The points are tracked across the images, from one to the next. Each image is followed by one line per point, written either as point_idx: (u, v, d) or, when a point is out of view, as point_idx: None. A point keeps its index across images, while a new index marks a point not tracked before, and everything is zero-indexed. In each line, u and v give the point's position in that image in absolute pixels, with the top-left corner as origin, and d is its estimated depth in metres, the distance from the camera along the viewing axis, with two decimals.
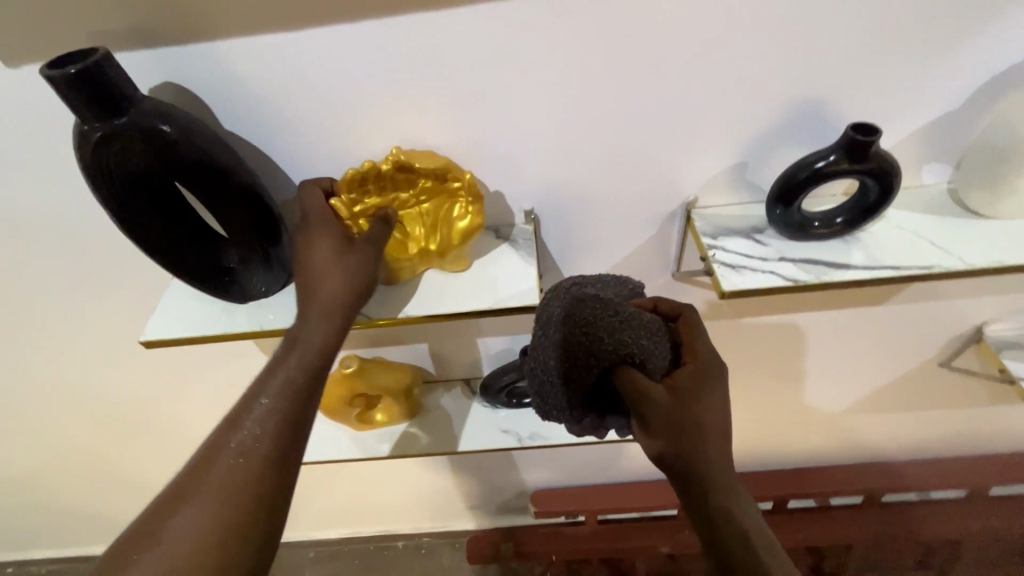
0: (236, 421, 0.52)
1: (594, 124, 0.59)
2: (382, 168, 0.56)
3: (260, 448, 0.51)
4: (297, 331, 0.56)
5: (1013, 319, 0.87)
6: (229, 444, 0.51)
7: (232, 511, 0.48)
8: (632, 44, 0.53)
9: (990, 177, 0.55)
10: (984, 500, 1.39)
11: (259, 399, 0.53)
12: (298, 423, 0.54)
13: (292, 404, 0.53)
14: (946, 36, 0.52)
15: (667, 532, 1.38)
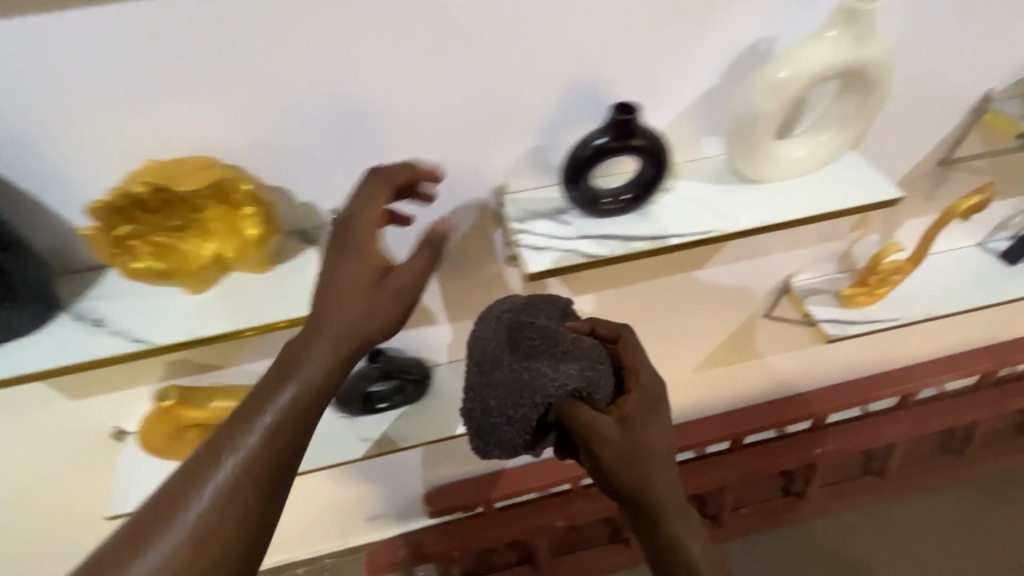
0: (224, 453, 0.47)
1: (382, 116, 0.57)
2: (134, 194, 0.48)
3: (236, 490, 0.46)
4: (297, 356, 0.52)
5: (813, 269, 0.98)
6: (209, 478, 0.46)
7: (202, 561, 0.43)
8: (401, 32, 0.52)
9: (748, 149, 0.61)
10: (827, 427, 1.59)
11: (265, 419, 0.49)
12: (288, 457, 0.49)
13: (291, 436, 0.49)
14: (689, 20, 0.56)
15: (561, 507, 1.43)
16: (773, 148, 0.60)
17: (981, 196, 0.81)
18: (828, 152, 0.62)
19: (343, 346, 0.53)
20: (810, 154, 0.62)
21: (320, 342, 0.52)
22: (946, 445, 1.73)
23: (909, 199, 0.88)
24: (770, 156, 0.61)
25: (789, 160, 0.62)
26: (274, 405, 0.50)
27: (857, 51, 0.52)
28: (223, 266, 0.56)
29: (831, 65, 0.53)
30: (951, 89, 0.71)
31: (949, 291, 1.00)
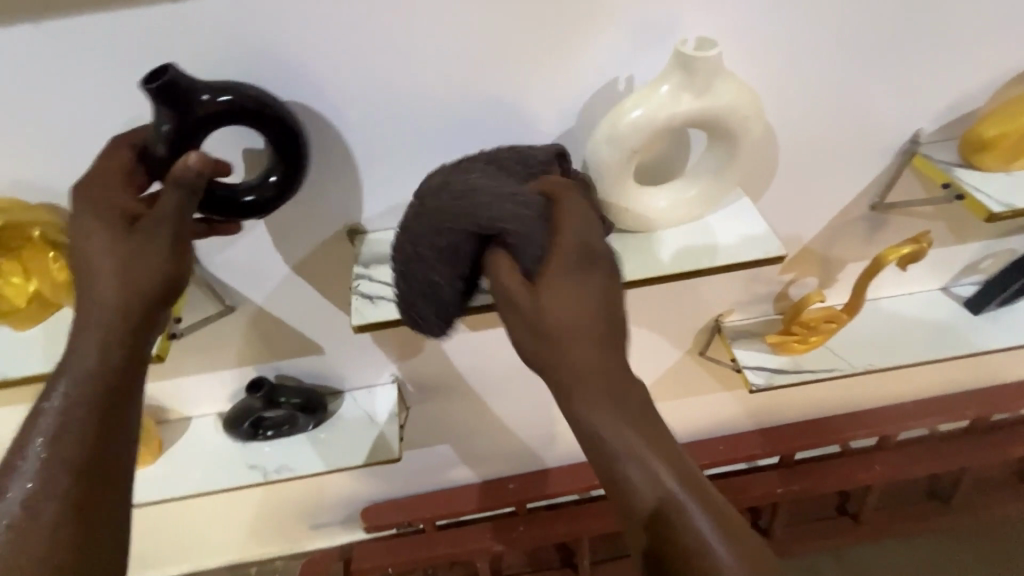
0: (31, 419, 0.46)
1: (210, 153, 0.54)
2: None
3: (50, 447, 0.44)
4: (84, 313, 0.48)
5: (745, 310, 0.91)
6: (31, 435, 0.45)
7: (31, 510, 0.42)
8: (215, 69, 0.49)
9: (604, 202, 0.54)
10: (796, 465, 1.50)
11: (45, 388, 0.46)
12: (100, 414, 0.46)
13: (87, 394, 0.46)
14: (533, 60, 0.52)
15: (502, 531, 1.39)
16: (635, 201, 0.55)
17: (914, 246, 0.73)
18: (699, 206, 0.56)
19: (106, 307, 0.47)
20: (677, 207, 0.57)
21: (86, 302, 0.48)
22: (932, 490, 1.61)
23: (845, 243, 0.81)
24: (632, 209, 0.55)
25: (652, 214, 0.56)
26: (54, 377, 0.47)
27: (700, 101, 0.47)
28: (47, 305, 0.55)
29: (673, 115, 0.47)
30: (869, 131, 0.64)
31: (899, 341, 0.92)
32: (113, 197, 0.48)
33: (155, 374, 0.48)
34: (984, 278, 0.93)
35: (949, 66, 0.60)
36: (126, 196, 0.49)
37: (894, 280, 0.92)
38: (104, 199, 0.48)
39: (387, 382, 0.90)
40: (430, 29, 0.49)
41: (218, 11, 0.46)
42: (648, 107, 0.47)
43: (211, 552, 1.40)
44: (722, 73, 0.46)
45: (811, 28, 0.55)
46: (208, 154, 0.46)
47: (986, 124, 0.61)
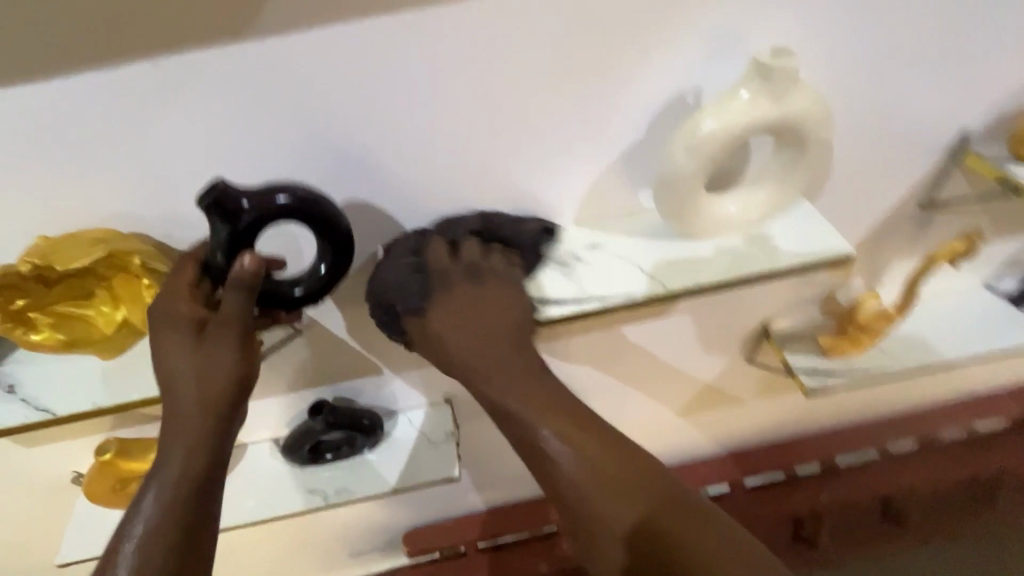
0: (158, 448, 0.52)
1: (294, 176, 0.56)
2: (24, 270, 0.49)
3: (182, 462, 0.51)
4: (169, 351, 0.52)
5: (794, 314, 0.91)
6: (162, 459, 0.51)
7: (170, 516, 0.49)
8: (307, 96, 0.52)
9: (678, 207, 0.56)
10: (838, 472, 1.48)
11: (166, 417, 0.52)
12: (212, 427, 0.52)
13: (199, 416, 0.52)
14: (604, 74, 0.55)
15: (545, 550, 1.37)
16: (707, 207, 0.57)
17: (966, 242, 0.74)
18: (768, 208, 0.58)
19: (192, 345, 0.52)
20: (746, 211, 0.58)
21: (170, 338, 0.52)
22: (975, 493, 1.58)
23: (893, 242, 0.82)
24: (703, 214, 0.57)
25: (722, 219, 0.58)
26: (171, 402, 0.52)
27: (777, 106, 0.49)
28: (133, 331, 0.56)
29: (752, 122, 0.49)
30: (921, 130, 0.66)
31: (947, 339, 0.92)
32: (175, 298, 0.52)
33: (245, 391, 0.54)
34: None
35: (996, 64, 0.62)
36: (189, 303, 0.52)
37: (937, 278, 0.93)
38: (172, 307, 0.52)
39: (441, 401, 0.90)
40: (509, 48, 0.53)
41: (316, 40, 0.50)
42: (724, 116, 0.49)
43: None
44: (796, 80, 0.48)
45: (867, 33, 0.57)
46: (260, 260, 0.50)
47: None
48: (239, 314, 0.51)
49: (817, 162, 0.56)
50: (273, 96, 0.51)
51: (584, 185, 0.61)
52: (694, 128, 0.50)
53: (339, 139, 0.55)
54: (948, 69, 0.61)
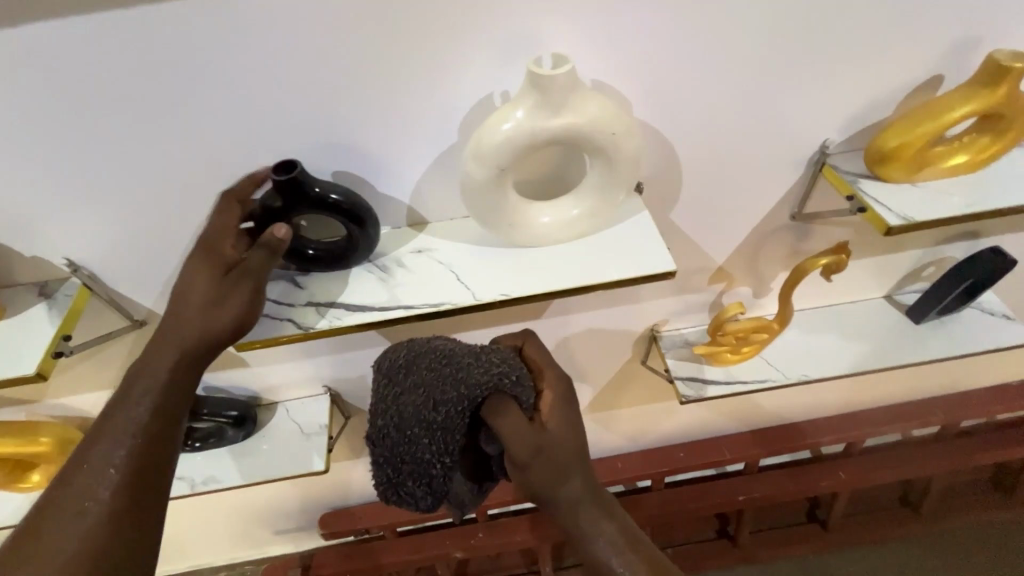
0: (112, 413, 0.52)
1: (101, 165, 0.56)
2: None
3: (137, 433, 0.51)
4: (170, 317, 0.54)
5: (682, 320, 0.90)
6: (114, 425, 0.51)
7: (111, 486, 0.49)
8: (98, 88, 0.51)
9: (488, 211, 0.53)
10: (763, 472, 1.48)
11: (133, 386, 0.53)
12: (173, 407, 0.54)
13: (164, 393, 0.53)
14: (410, 75, 0.53)
15: (460, 538, 1.39)
16: (520, 218, 0.54)
17: (832, 257, 0.72)
18: (582, 226, 0.56)
19: (194, 318, 0.52)
20: (563, 223, 0.56)
21: (175, 307, 0.53)
22: (904, 497, 1.59)
23: (771, 253, 0.80)
24: (517, 226, 0.55)
25: (535, 229, 0.55)
26: (147, 373, 0.53)
27: (558, 118, 0.47)
28: None
29: (535, 135, 0.47)
30: (769, 139, 0.64)
31: (833, 352, 0.91)
32: (221, 246, 0.54)
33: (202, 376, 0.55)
34: (925, 286, 0.92)
35: (843, 73, 0.59)
36: (233, 248, 0.55)
37: (830, 288, 0.92)
38: (216, 246, 0.54)
39: (320, 393, 0.90)
40: (303, 45, 0.51)
41: (93, 33, 0.48)
42: (520, 119, 0.47)
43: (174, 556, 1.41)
44: (579, 92, 0.46)
45: (688, 36, 0.55)
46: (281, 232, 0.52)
47: (889, 134, 0.59)
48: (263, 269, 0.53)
49: (633, 175, 0.53)
50: (64, 90, 0.51)
51: (408, 186, 0.61)
52: (492, 127, 0.48)
53: (146, 134, 0.54)
54: (789, 77, 0.59)
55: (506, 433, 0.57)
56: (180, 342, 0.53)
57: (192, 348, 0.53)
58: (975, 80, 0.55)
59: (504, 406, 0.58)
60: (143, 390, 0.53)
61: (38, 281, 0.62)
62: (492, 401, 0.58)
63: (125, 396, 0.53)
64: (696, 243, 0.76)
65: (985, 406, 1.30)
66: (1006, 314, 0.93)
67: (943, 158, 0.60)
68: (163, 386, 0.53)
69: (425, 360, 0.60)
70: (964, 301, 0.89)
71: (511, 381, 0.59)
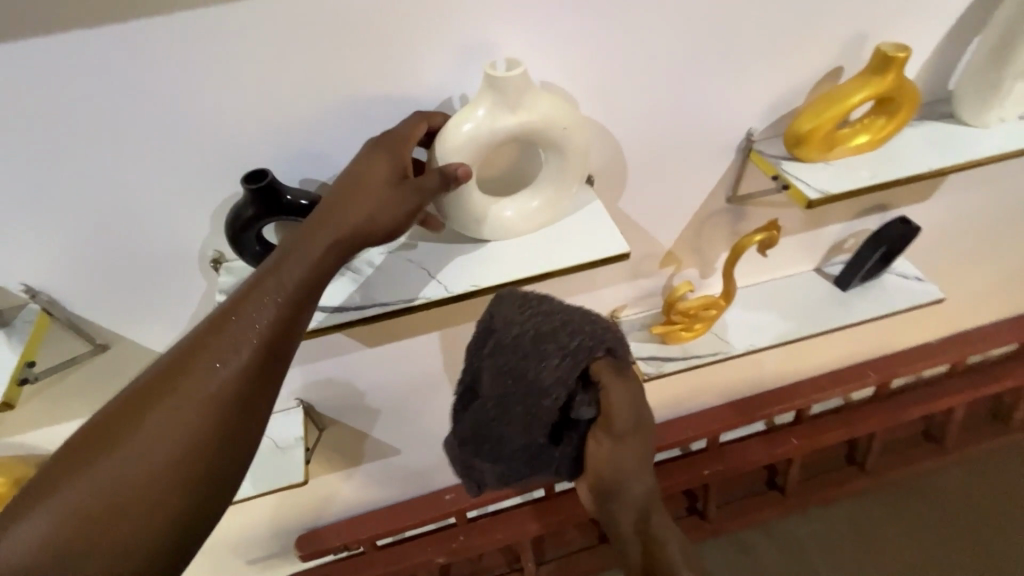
0: (208, 336, 0.45)
1: (57, 185, 0.56)
2: None
3: (230, 377, 0.44)
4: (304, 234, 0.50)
5: (638, 304, 0.95)
6: (204, 355, 0.44)
7: (188, 437, 0.42)
8: (51, 108, 0.51)
9: (454, 205, 0.57)
10: (724, 446, 1.57)
11: (243, 311, 0.46)
12: (274, 358, 0.47)
13: (269, 335, 0.46)
14: (368, 83, 0.57)
15: (442, 543, 1.39)
16: (485, 212, 0.58)
17: (765, 233, 0.79)
18: (540, 217, 0.61)
19: (338, 240, 0.50)
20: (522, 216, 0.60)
21: (319, 230, 0.50)
22: (850, 456, 1.72)
23: (711, 234, 0.87)
24: (480, 220, 0.59)
25: (499, 221, 0.60)
26: (258, 304, 0.47)
27: (514, 118, 0.52)
28: None
29: (492, 135, 0.52)
30: (700, 128, 0.71)
31: (774, 322, 0.99)
32: (396, 154, 0.53)
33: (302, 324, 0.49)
34: (848, 256, 1.02)
35: (758, 68, 0.67)
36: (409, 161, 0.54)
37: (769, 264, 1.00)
38: (397, 152, 0.53)
39: (292, 405, 0.90)
40: (261, 57, 0.53)
41: (45, 52, 0.49)
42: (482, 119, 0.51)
43: None
44: (531, 93, 0.51)
45: (619, 38, 0.61)
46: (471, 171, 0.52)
47: (804, 119, 0.67)
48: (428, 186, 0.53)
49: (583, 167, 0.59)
50: (16, 112, 0.51)
51: None
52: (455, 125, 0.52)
53: (105, 151, 0.55)
54: (712, 72, 0.66)
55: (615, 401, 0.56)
56: (278, 309, 0.47)
57: (300, 291, 0.49)
58: (868, 69, 0.64)
59: (619, 372, 0.57)
60: (251, 319, 0.46)
61: None
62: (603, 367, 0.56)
63: (225, 321, 0.46)
64: (645, 229, 0.82)
65: (910, 363, 1.43)
66: (918, 276, 1.05)
67: (850, 139, 0.68)
68: (265, 325, 0.46)
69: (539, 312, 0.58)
70: (880, 267, 1.00)
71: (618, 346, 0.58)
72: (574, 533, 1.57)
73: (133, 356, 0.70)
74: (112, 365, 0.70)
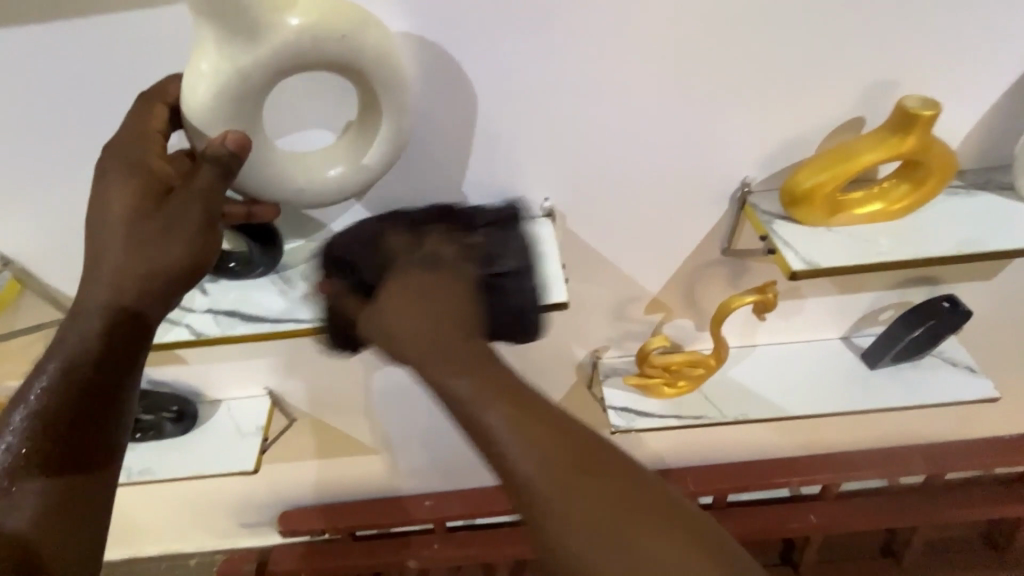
0: (46, 358, 0.51)
1: (31, 167, 0.60)
2: None
3: (69, 387, 0.50)
4: (92, 267, 0.50)
5: (621, 348, 0.88)
6: (42, 374, 0.51)
7: (51, 440, 0.50)
8: (25, 98, 0.56)
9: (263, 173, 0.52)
10: (731, 508, 1.43)
11: (66, 334, 0.51)
12: (114, 365, 0.51)
13: (99, 347, 0.50)
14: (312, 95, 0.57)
15: (415, 547, 1.38)
16: (315, 179, 0.54)
17: (758, 296, 0.70)
18: (375, 158, 0.54)
19: (119, 269, 0.49)
20: (356, 164, 0.54)
21: (99, 260, 0.50)
22: (885, 547, 1.50)
23: (704, 288, 0.78)
24: (319, 188, 0.55)
25: (323, 177, 0.54)
26: (82, 322, 0.50)
27: (258, 51, 0.45)
28: None
29: (241, 81, 0.46)
30: (686, 172, 0.63)
31: (777, 392, 0.88)
32: (145, 168, 0.50)
33: (145, 330, 0.52)
34: (881, 329, 0.88)
35: (756, 112, 0.58)
36: (161, 163, 0.51)
37: (781, 327, 0.88)
38: (146, 161, 0.50)
39: (262, 394, 0.93)
40: None
41: (17, 46, 0.53)
42: (225, 65, 0.45)
43: (140, 538, 1.45)
44: (260, 16, 0.44)
45: (590, 68, 0.55)
46: (249, 141, 0.47)
47: (805, 174, 0.57)
48: (210, 193, 0.48)
49: (401, 95, 0.51)
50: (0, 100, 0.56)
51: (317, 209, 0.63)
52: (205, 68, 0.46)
53: (73, 139, 0.59)
54: (701, 112, 0.59)
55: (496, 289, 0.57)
56: (101, 327, 0.50)
57: (117, 304, 0.50)
58: (889, 126, 0.54)
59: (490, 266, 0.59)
60: (79, 338, 0.50)
61: None
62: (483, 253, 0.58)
63: (56, 343, 0.51)
64: (623, 271, 0.75)
65: (969, 458, 1.22)
66: (969, 365, 0.89)
67: (856, 205, 0.59)
68: (92, 341, 0.50)
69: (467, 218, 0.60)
70: (918, 349, 0.85)
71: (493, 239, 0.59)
72: None
73: None
74: None
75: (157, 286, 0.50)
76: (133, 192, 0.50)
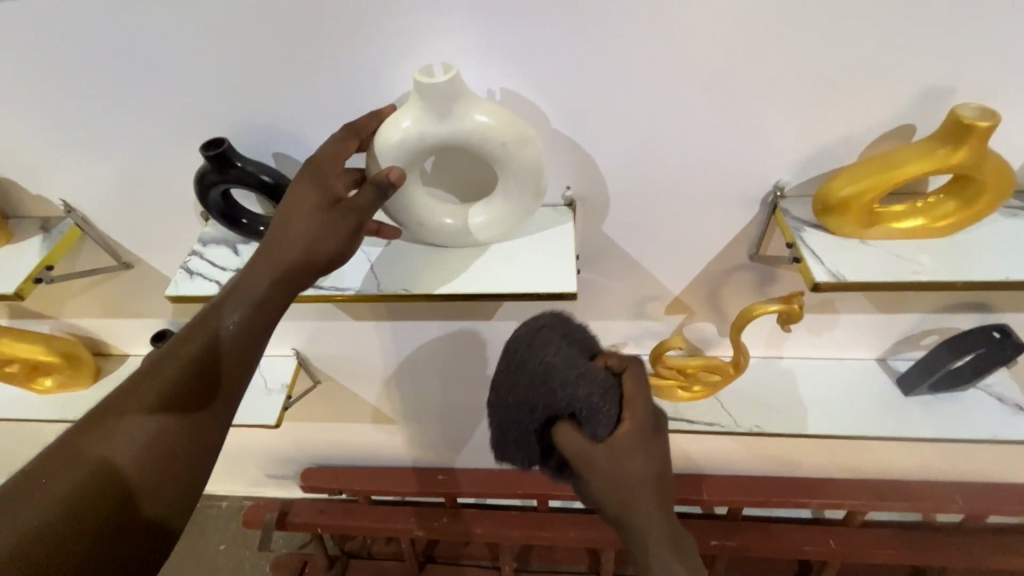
0: (203, 321, 0.52)
1: (79, 127, 0.63)
2: None
3: (221, 350, 0.52)
4: (265, 254, 0.53)
5: (639, 345, 0.87)
6: (196, 334, 0.52)
7: (189, 398, 0.50)
8: (71, 61, 0.57)
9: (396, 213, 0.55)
10: (749, 522, 1.38)
11: (231, 303, 0.53)
12: (261, 338, 0.54)
13: (258, 318, 0.53)
14: (346, 76, 0.56)
15: (426, 519, 1.43)
16: (432, 228, 0.57)
17: (782, 306, 0.67)
18: (489, 230, 0.57)
19: (292, 262, 0.52)
20: (469, 228, 0.57)
21: (273, 246, 0.53)
22: None
23: (731, 293, 0.76)
24: (432, 236, 0.58)
25: (437, 230, 0.57)
26: (245, 296, 0.53)
27: (445, 127, 0.50)
28: None
29: (420, 139, 0.50)
30: (719, 173, 0.61)
31: (800, 409, 0.84)
32: (325, 184, 0.53)
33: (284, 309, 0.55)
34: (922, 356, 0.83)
35: (803, 114, 0.55)
36: (341, 187, 0.54)
37: (811, 341, 0.84)
38: (327, 177, 0.54)
39: (291, 354, 0.98)
40: (242, 36, 0.54)
41: (61, 10, 0.53)
42: (414, 121, 0.50)
43: None
44: (457, 100, 0.49)
45: (629, 63, 0.53)
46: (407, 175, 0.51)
47: (842, 181, 0.54)
48: (370, 209, 0.52)
49: (538, 188, 0.55)
50: (48, 61, 0.57)
51: None
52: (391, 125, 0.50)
53: (115, 103, 0.60)
54: (741, 113, 0.56)
55: (567, 444, 0.56)
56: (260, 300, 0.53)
57: (281, 283, 0.53)
58: (938, 136, 0.50)
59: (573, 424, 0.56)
60: (242, 308, 0.53)
61: (42, 219, 0.72)
62: (567, 418, 0.56)
63: (217, 306, 0.53)
64: (648, 268, 0.73)
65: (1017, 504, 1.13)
66: (1018, 404, 0.82)
67: (894, 219, 0.56)
68: (254, 312, 0.53)
69: (537, 361, 0.59)
70: (960, 381, 0.80)
71: (580, 409, 0.55)
72: (560, 553, 1.53)
73: (151, 277, 0.80)
74: (137, 279, 0.81)
75: (311, 269, 0.53)
76: (315, 193, 0.53)
